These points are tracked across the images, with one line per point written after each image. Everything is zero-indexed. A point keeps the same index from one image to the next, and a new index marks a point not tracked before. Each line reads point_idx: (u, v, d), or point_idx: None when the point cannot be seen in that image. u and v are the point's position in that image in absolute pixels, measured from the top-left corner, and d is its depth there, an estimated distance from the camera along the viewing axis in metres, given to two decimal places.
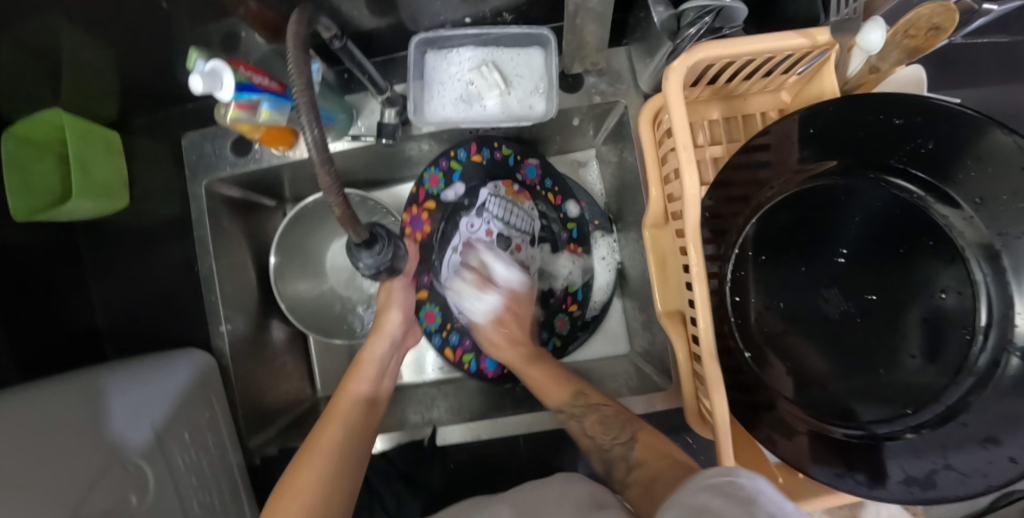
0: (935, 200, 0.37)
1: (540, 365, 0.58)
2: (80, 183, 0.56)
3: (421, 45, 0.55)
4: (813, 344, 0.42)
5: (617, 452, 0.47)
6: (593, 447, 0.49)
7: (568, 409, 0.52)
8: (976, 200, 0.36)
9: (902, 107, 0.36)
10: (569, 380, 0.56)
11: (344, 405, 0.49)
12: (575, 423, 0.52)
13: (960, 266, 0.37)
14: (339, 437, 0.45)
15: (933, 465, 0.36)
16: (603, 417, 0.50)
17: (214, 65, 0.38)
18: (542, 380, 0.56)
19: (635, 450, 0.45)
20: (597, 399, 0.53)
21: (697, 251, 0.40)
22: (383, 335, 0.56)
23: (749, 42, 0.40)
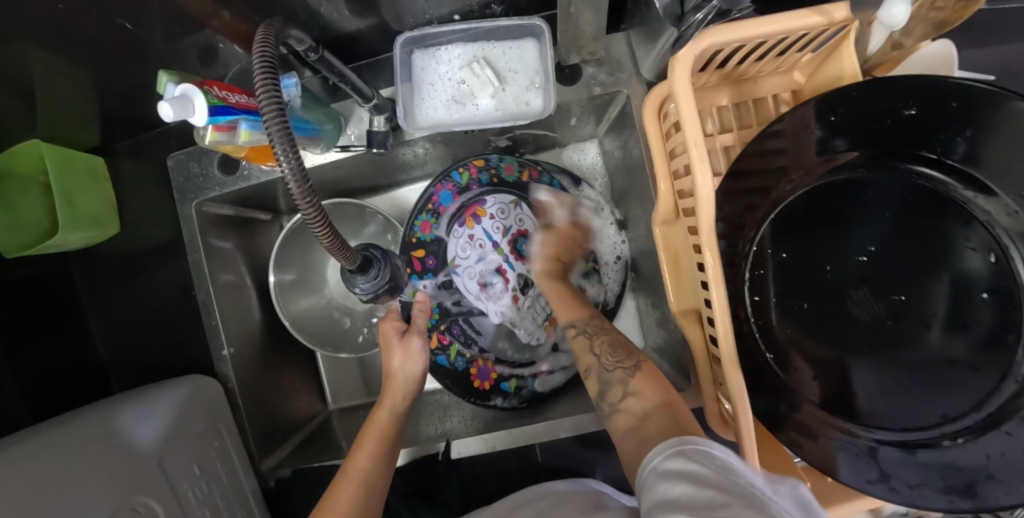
0: (975, 193, 0.34)
1: (572, 287, 0.58)
2: (66, 215, 0.54)
3: (407, 45, 0.52)
4: (843, 345, 0.39)
5: (617, 374, 0.42)
6: (594, 369, 0.45)
7: (580, 328, 0.51)
8: (1020, 192, 0.32)
9: (923, 89, 0.33)
10: (587, 308, 0.54)
11: (360, 465, 0.44)
12: (584, 338, 0.49)
13: (1001, 264, 0.34)
14: (357, 496, 0.41)
15: (974, 475, 0.34)
16: (613, 345, 0.46)
17: (184, 89, 0.36)
18: (561, 304, 0.55)
19: (634, 380, 0.41)
20: (607, 326, 0.50)
21: (713, 254, 0.37)
22: (397, 391, 0.51)
23: (760, 24, 0.37)
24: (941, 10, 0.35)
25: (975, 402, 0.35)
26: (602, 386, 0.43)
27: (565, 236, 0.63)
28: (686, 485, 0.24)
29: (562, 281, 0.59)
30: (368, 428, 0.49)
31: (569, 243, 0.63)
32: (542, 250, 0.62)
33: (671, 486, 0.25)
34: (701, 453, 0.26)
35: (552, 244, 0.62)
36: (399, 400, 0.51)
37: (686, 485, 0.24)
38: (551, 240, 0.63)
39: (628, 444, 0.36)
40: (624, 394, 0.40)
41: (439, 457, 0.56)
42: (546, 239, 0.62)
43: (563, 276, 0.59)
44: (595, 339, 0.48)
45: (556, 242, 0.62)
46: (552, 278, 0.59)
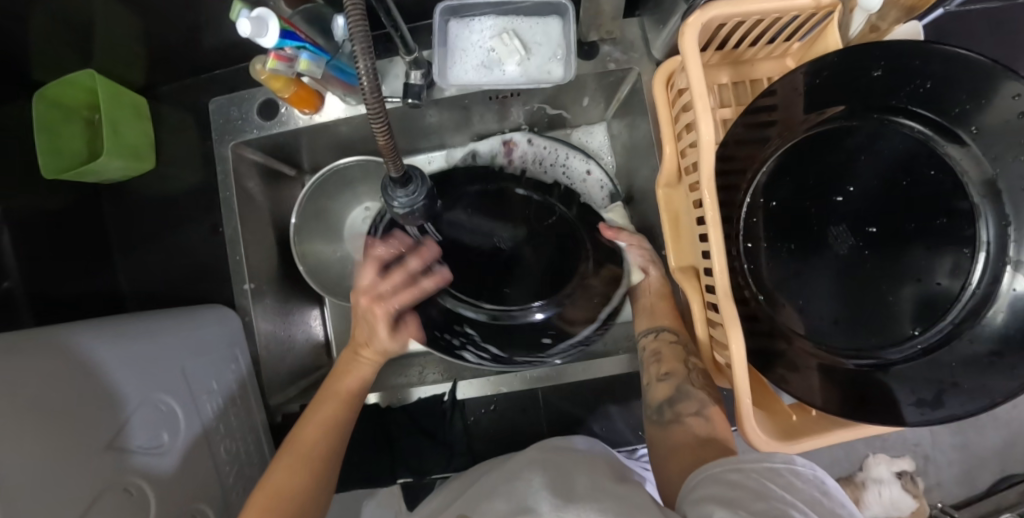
0: (931, 132, 0.41)
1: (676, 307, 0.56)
2: (110, 143, 0.57)
3: (445, 13, 0.58)
4: (824, 279, 0.44)
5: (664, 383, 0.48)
6: (673, 376, 0.48)
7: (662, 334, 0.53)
8: (971, 129, 0.39)
9: (892, 52, 0.39)
10: (681, 324, 0.55)
11: (328, 404, 0.47)
12: (672, 346, 0.51)
13: (958, 192, 0.40)
14: (321, 443, 0.44)
15: (942, 385, 0.39)
16: (691, 375, 0.48)
17: (260, 12, 0.41)
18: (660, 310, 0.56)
19: (711, 407, 0.43)
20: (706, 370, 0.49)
21: (713, 195, 0.42)
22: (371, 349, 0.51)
23: (758, 2, 0.44)
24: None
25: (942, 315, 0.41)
26: (678, 396, 0.45)
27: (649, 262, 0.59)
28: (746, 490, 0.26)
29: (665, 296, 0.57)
30: (340, 365, 0.51)
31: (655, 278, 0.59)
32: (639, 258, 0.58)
33: (724, 483, 0.27)
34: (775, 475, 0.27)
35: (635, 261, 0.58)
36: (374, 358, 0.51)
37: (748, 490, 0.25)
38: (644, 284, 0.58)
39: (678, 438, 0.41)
40: (697, 411, 0.43)
41: (446, 398, 0.59)
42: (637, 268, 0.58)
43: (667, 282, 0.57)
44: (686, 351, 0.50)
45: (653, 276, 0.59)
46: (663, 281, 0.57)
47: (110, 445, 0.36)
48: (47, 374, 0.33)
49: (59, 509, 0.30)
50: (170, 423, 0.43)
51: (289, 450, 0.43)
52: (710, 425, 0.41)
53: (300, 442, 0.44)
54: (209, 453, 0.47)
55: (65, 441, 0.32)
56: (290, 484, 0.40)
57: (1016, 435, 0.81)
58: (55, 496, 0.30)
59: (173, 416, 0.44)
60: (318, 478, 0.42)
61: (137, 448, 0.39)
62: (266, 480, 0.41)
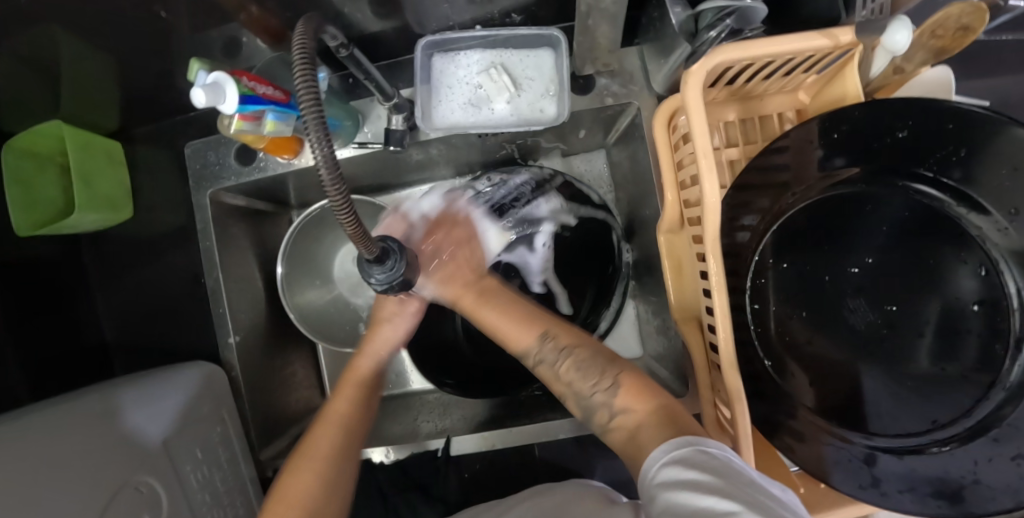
0: (969, 210, 0.36)
1: (501, 294, 0.47)
2: (83, 196, 0.55)
3: (428, 48, 0.54)
4: (838, 354, 0.40)
5: (597, 399, 0.38)
6: (567, 394, 0.40)
7: (548, 349, 0.41)
8: (1010, 210, 0.34)
9: (916, 110, 0.35)
10: (536, 319, 0.44)
11: (339, 409, 0.45)
12: (546, 367, 0.41)
13: (992, 277, 0.36)
14: (336, 441, 0.43)
15: (961, 480, 0.35)
16: (579, 362, 0.40)
17: (215, 77, 0.37)
18: (503, 326, 0.44)
19: (620, 394, 0.37)
20: (570, 335, 0.42)
21: (717, 260, 0.39)
22: (380, 341, 0.50)
23: (768, 45, 0.39)
24: (940, 38, 0.37)
25: (966, 407, 0.36)
26: (585, 412, 0.39)
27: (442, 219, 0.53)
28: (693, 489, 0.24)
29: (517, 305, 0.46)
30: (347, 376, 0.48)
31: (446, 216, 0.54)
32: (433, 281, 0.47)
33: (676, 490, 0.25)
34: (704, 457, 0.27)
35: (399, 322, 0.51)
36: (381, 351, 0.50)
37: (694, 488, 0.24)
38: (447, 243, 0.50)
39: (620, 436, 0.36)
40: (612, 413, 0.37)
41: (438, 454, 0.58)
42: (436, 218, 0.53)
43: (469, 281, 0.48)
44: (562, 365, 0.40)
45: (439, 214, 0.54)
46: (467, 289, 0.47)
47: None
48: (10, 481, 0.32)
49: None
50: (151, 505, 0.42)
51: (294, 468, 0.40)
52: (634, 418, 0.35)
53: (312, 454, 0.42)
54: None
55: None
56: (297, 494, 0.39)
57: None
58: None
59: (155, 497, 0.42)
60: (329, 492, 0.40)
61: None
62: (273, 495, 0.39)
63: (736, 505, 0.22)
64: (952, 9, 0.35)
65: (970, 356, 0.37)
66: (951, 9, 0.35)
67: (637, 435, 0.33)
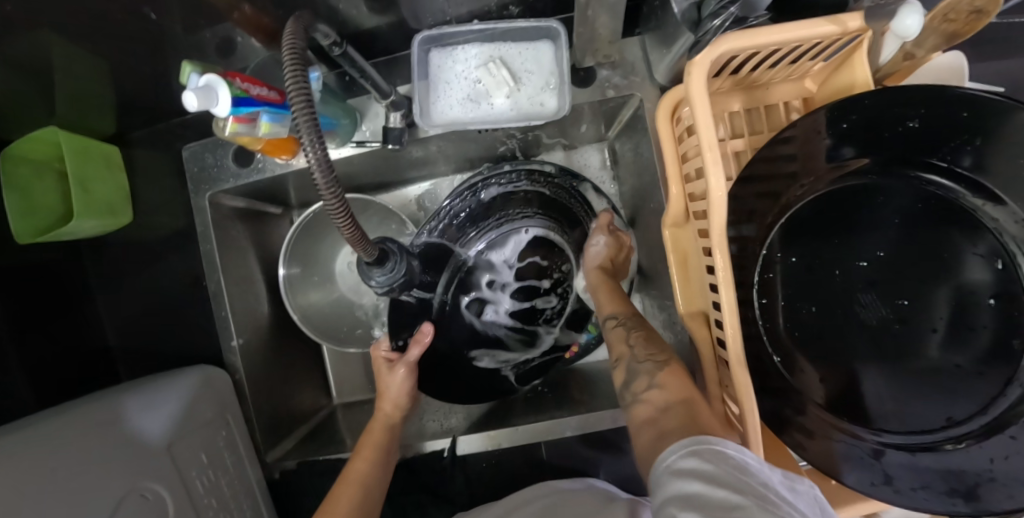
0: (984, 201, 0.35)
1: (621, 286, 0.57)
2: (82, 202, 0.54)
3: (425, 43, 0.52)
4: (849, 350, 0.40)
5: (646, 367, 0.41)
6: (625, 359, 0.45)
7: (620, 320, 0.50)
8: None
9: (929, 98, 0.34)
10: (630, 302, 0.54)
11: (358, 470, 0.48)
12: (622, 330, 0.49)
13: (1008, 270, 0.35)
14: (353, 505, 0.45)
15: (975, 478, 0.34)
16: (647, 337, 0.46)
17: (208, 79, 0.37)
18: (603, 296, 0.55)
19: (660, 374, 0.40)
20: (648, 325, 0.49)
21: (724, 255, 0.38)
22: (388, 399, 0.54)
23: (775, 32, 0.37)
24: (952, 21, 0.35)
25: (981, 404, 0.36)
26: (630, 375, 0.42)
27: (620, 244, 0.59)
28: (703, 482, 0.24)
29: (607, 278, 0.57)
30: (363, 442, 0.52)
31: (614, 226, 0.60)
32: (602, 253, 0.58)
33: (686, 482, 0.25)
34: (719, 455, 0.26)
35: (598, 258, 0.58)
36: (392, 408, 0.55)
37: (705, 481, 0.24)
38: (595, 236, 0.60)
39: (647, 437, 0.35)
40: (650, 384, 0.39)
41: (444, 454, 0.57)
42: (605, 249, 0.58)
43: (611, 277, 0.57)
44: (634, 332, 0.47)
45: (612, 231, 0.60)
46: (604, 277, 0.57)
47: None
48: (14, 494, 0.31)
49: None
50: (158, 512, 0.41)
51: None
52: (665, 393, 0.37)
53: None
54: None
55: None
56: None
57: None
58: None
59: (161, 503, 0.42)
60: None
61: None
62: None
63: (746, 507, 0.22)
64: None
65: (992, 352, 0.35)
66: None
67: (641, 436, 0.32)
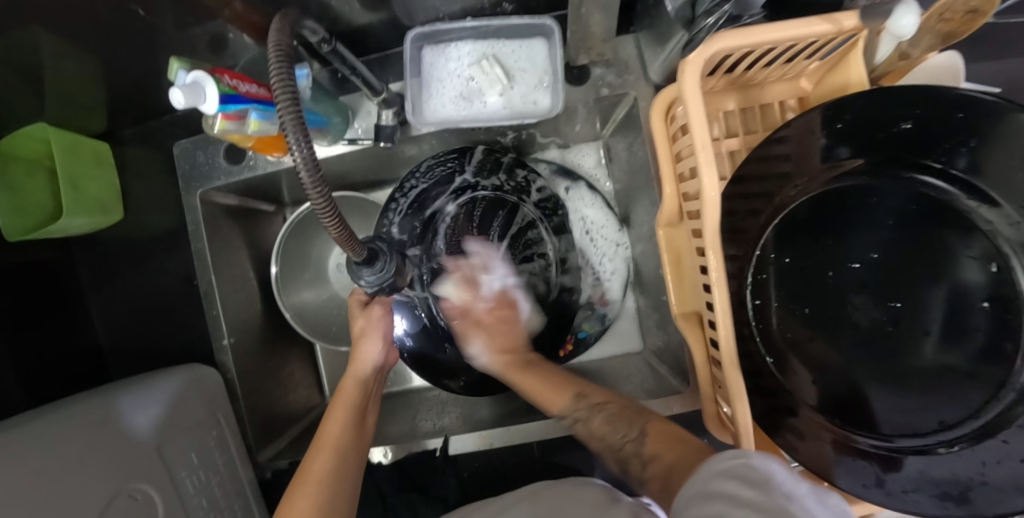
0: (979, 203, 0.34)
1: (540, 371, 0.53)
2: (72, 199, 0.54)
3: (418, 40, 0.52)
4: (844, 352, 0.39)
5: (628, 449, 0.43)
6: (605, 440, 0.46)
7: (569, 418, 0.49)
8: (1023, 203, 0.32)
9: (923, 99, 0.33)
10: (569, 384, 0.52)
11: (334, 434, 0.48)
12: (581, 427, 0.49)
13: (1002, 273, 0.34)
14: (331, 465, 0.45)
15: (969, 482, 0.34)
16: (610, 418, 0.47)
17: (195, 76, 0.36)
18: (541, 391, 0.52)
19: (648, 443, 0.42)
20: (602, 395, 0.50)
21: (717, 256, 0.37)
22: (363, 360, 0.53)
23: (769, 31, 0.37)
24: (949, 21, 0.35)
25: (973, 408, 0.35)
26: (621, 462, 0.44)
27: (504, 312, 0.58)
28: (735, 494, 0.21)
29: (529, 367, 0.54)
30: (337, 400, 0.52)
31: (504, 303, 0.59)
32: (486, 352, 0.57)
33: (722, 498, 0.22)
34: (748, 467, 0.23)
35: (490, 339, 0.57)
36: (365, 366, 0.53)
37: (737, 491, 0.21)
38: (491, 329, 0.57)
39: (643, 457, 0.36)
40: (642, 459, 0.41)
41: (437, 453, 0.57)
42: (489, 328, 0.57)
43: (518, 361, 0.55)
44: (594, 420, 0.48)
45: (502, 303, 0.59)
46: (515, 357, 0.56)
47: None
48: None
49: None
50: (146, 513, 0.41)
51: (297, 487, 0.42)
52: (662, 453, 0.39)
53: (306, 480, 0.43)
54: None
55: None
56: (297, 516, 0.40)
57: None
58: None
59: (150, 504, 0.42)
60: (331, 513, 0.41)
61: None
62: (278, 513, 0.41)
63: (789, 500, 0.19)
64: None
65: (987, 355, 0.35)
66: None
67: None
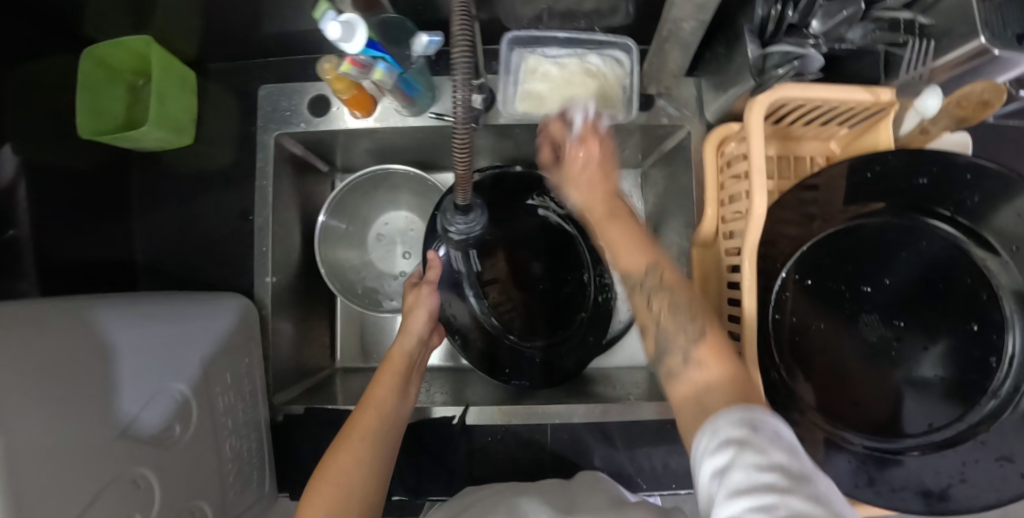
0: (979, 246, 0.42)
1: (627, 217, 0.46)
2: (155, 113, 0.56)
3: (511, 43, 0.57)
4: (852, 364, 0.45)
5: (677, 342, 0.36)
6: (651, 329, 0.38)
7: (647, 277, 0.39)
8: (1012, 246, 0.41)
9: (942, 159, 0.41)
10: (648, 243, 0.42)
11: (381, 393, 0.50)
12: (642, 295, 0.39)
13: (991, 301, 0.41)
14: (378, 420, 0.46)
15: (949, 481, 0.40)
16: (672, 302, 0.37)
17: (349, 17, 0.41)
18: (619, 237, 0.44)
19: (698, 348, 0.35)
20: (674, 277, 0.39)
21: (751, 267, 0.44)
22: (410, 331, 0.57)
23: (824, 90, 0.45)
24: (963, 108, 0.45)
25: (960, 413, 0.41)
26: (660, 348, 0.37)
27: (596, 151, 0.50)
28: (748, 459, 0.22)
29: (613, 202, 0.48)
30: (385, 364, 0.54)
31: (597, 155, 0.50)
32: (579, 189, 0.50)
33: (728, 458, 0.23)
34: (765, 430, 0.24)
35: (595, 195, 0.48)
36: (412, 337, 0.57)
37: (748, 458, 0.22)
38: (585, 171, 0.49)
39: (688, 411, 0.32)
40: (685, 360, 0.34)
41: (454, 422, 0.58)
42: (585, 174, 0.49)
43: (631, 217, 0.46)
44: (656, 296, 0.38)
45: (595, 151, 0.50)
46: (602, 197, 0.48)
47: (118, 434, 0.35)
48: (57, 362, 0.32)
49: (54, 508, 0.28)
50: (181, 413, 0.42)
51: (338, 450, 0.42)
52: (705, 373, 0.33)
53: (355, 433, 0.45)
54: (214, 448, 0.46)
55: (71, 433, 0.31)
56: (343, 465, 0.41)
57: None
58: (49, 492, 0.27)
59: (185, 407, 0.43)
60: (374, 464, 0.43)
61: (147, 438, 0.38)
62: (321, 467, 0.41)
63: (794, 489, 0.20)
64: (977, 86, 0.43)
65: (974, 375, 0.41)
66: (977, 86, 0.43)
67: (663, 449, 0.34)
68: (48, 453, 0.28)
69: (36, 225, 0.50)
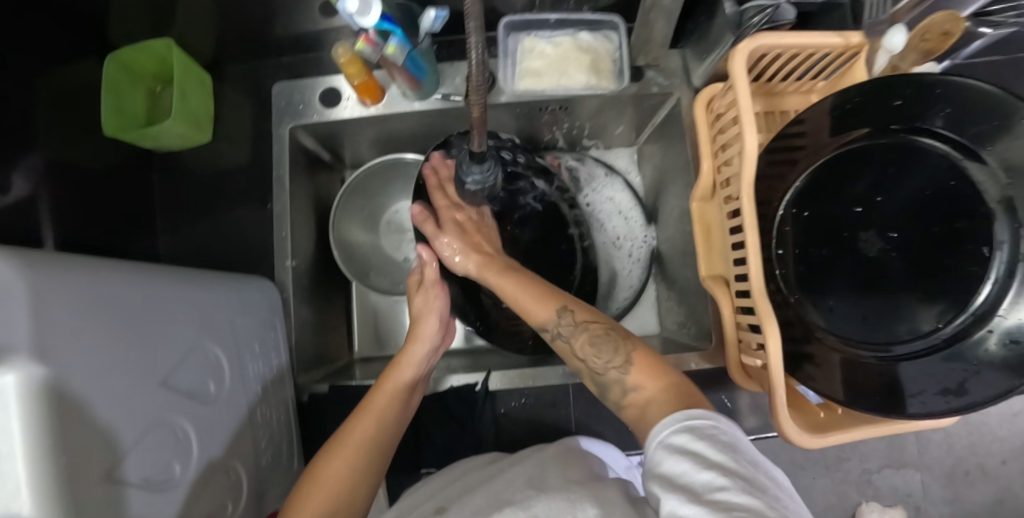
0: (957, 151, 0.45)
1: (521, 272, 0.54)
2: (177, 108, 0.59)
3: (508, 26, 0.62)
4: (856, 282, 0.47)
5: (612, 375, 0.41)
6: (584, 369, 0.45)
7: (558, 330, 0.46)
8: (986, 146, 0.44)
9: (915, 82, 0.44)
10: (555, 294, 0.49)
11: (378, 400, 0.49)
12: (564, 341, 0.46)
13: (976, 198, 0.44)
14: (372, 432, 0.46)
15: (964, 375, 0.43)
16: (593, 338, 0.43)
17: None
18: (523, 299, 0.50)
19: (631, 372, 0.40)
20: (585, 314, 0.46)
21: (751, 205, 0.46)
22: (421, 341, 0.56)
23: (800, 36, 0.49)
24: (928, 41, 0.49)
25: (963, 308, 0.44)
26: (602, 386, 0.43)
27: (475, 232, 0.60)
28: (691, 463, 0.29)
29: (510, 271, 0.55)
30: (385, 378, 0.52)
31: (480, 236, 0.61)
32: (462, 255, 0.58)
33: (677, 459, 0.30)
34: (712, 432, 0.31)
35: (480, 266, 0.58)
36: (422, 346, 0.56)
37: (692, 462, 0.29)
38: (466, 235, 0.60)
39: (639, 428, 0.37)
40: (625, 390, 0.40)
41: (477, 389, 0.59)
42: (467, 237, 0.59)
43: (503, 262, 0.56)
44: (578, 339, 0.44)
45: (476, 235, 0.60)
46: (505, 276, 0.54)
47: (161, 383, 0.36)
48: (116, 303, 0.33)
49: (97, 445, 0.28)
50: (215, 373, 0.43)
51: (335, 450, 0.44)
52: (642, 396, 0.38)
53: (345, 443, 0.45)
54: (248, 415, 0.47)
55: (125, 370, 0.32)
56: (332, 471, 0.42)
57: (1005, 488, 0.71)
58: (93, 431, 0.28)
59: (217, 366, 0.44)
60: (356, 479, 0.42)
61: (185, 393, 0.39)
62: (315, 469, 0.42)
63: (729, 486, 0.27)
64: (936, 17, 0.47)
65: (974, 267, 0.44)
66: (937, 16, 0.47)
67: (638, 434, 0.37)
68: (96, 392, 0.29)
69: (64, 213, 0.52)
